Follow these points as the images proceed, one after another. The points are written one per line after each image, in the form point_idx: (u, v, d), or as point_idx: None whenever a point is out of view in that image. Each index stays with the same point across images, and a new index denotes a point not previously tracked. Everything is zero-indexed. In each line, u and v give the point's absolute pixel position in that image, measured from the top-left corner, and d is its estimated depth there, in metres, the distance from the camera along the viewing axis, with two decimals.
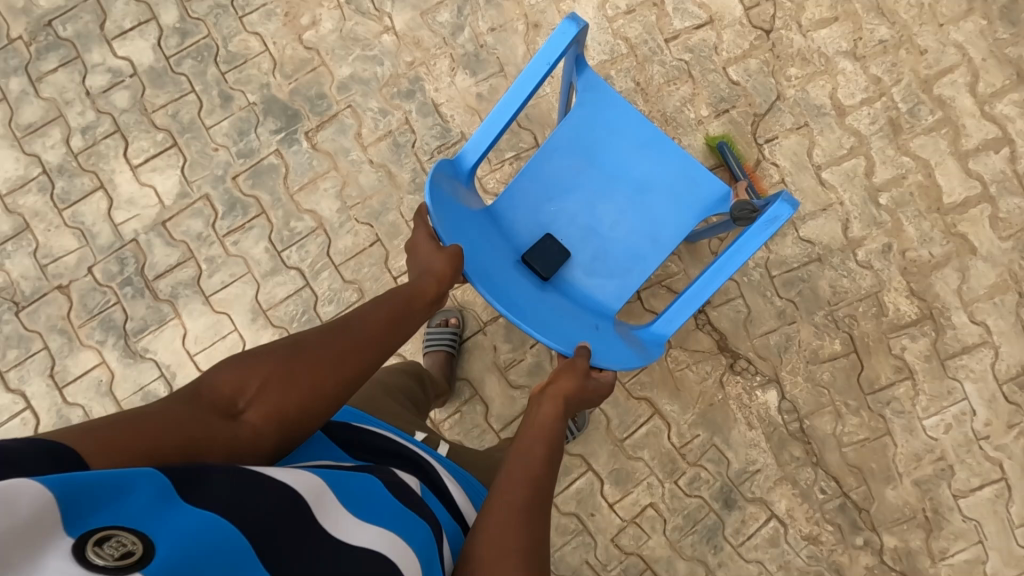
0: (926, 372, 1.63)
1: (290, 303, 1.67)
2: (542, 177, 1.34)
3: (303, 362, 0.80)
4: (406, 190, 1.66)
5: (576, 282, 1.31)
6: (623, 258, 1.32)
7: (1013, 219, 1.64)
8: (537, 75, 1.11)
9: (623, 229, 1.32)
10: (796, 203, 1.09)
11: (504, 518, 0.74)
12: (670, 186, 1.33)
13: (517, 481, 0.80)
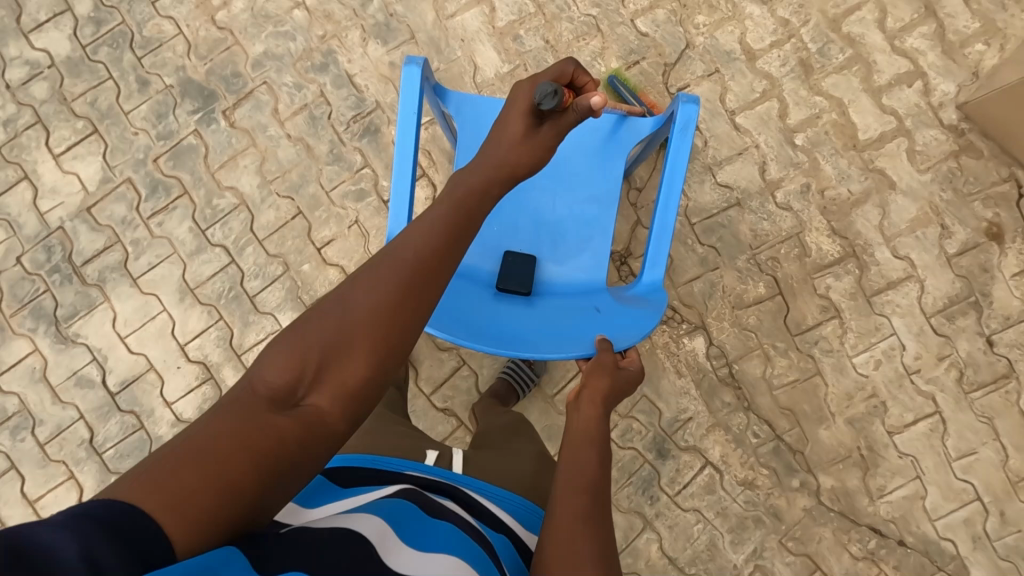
0: (853, 310, 1.62)
1: (216, 280, 1.68)
2: None
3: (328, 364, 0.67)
4: (323, 161, 1.68)
5: (553, 279, 1.29)
6: (582, 233, 1.31)
7: (931, 152, 1.63)
8: (412, 122, 1.10)
9: (564, 209, 1.32)
10: (695, 99, 1.14)
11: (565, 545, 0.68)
12: (578, 147, 1.33)
13: (565, 502, 0.74)
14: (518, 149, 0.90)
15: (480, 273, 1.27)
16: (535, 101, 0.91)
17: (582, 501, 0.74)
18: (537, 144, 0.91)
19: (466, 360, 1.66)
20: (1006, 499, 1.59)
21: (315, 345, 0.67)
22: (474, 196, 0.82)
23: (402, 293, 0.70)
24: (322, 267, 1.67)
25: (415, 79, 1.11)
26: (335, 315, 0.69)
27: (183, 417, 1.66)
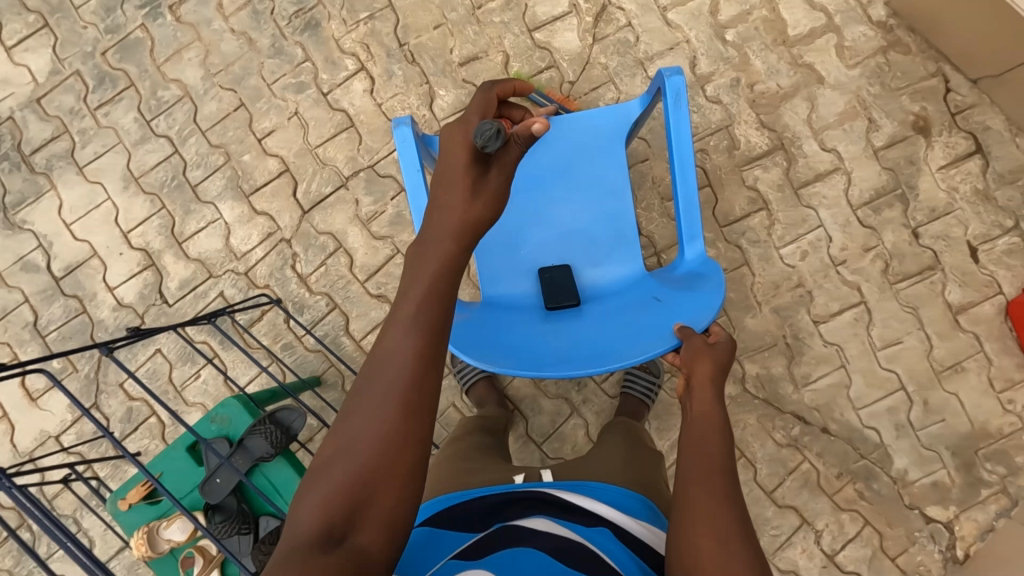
0: (780, 202, 1.64)
1: (159, 170, 1.72)
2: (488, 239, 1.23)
3: (361, 480, 0.66)
4: (265, 55, 1.72)
5: (596, 283, 1.22)
6: (608, 229, 1.24)
7: (859, 47, 1.65)
8: (418, 177, 1.10)
9: (582, 211, 1.24)
10: (678, 69, 1.05)
11: (702, 521, 0.71)
12: (575, 148, 1.24)
13: (694, 485, 0.75)
14: (466, 210, 0.80)
15: (520, 302, 1.20)
16: (478, 146, 0.83)
17: (710, 482, 0.75)
18: (482, 199, 0.81)
19: (400, 248, 1.68)
20: (930, 389, 1.60)
21: (338, 487, 0.66)
22: (441, 275, 0.77)
23: (404, 396, 0.70)
24: (263, 157, 1.71)
25: (408, 137, 1.11)
26: (346, 452, 0.68)
27: (124, 302, 1.70)
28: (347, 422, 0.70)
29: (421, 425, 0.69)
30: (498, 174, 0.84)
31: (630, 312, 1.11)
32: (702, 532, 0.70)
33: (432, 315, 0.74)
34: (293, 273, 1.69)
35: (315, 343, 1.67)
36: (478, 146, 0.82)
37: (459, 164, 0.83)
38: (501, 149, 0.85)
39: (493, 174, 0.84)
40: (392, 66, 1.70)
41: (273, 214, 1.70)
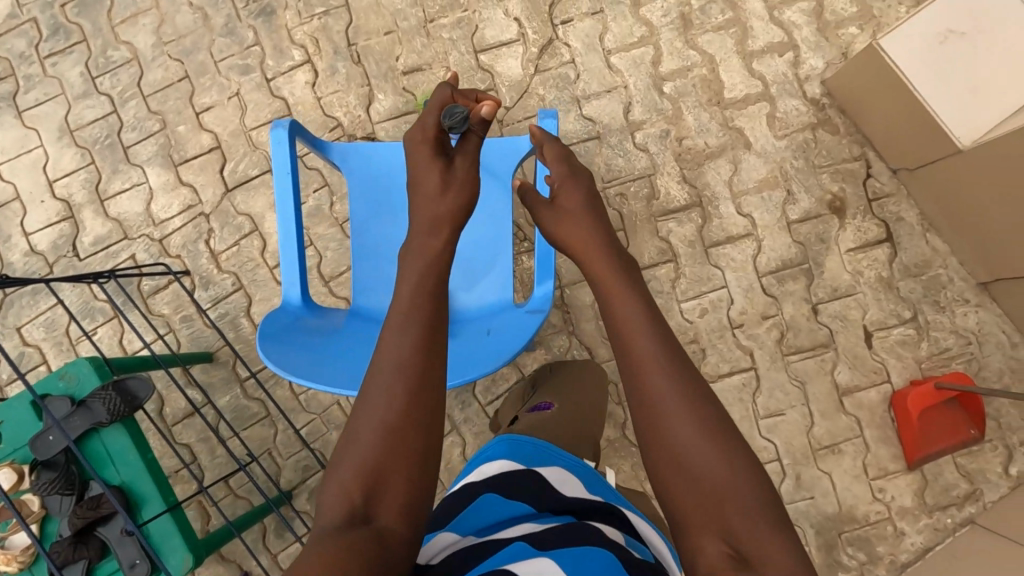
0: (689, 257, 1.66)
1: (95, 126, 1.75)
2: (367, 252, 1.24)
3: (381, 463, 0.66)
4: (218, 33, 1.75)
5: (465, 308, 1.22)
6: (485, 256, 1.24)
7: (790, 120, 1.68)
8: (287, 180, 1.06)
9: (463, 235, 1.25)
10: (553, 112, 1.09)
11: (700, 456, 0.65)
12: None
13: (663, 419, 0.68)
14: (437, 204, 0.85)
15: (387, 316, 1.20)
16: (444, 127, 0.91)
17: (685, 404, 0.68)
18: (450, 189, 0.86)
19: (313, 240, 1.70)
20: (804, 464, 1.61)
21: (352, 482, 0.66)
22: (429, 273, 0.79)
23: (407, 380, 0.70)
24: (196, 130, 1.74)
25: (284, 140, 1.07)
26: (353, 446, 0.68)
27: (37, 248, 1.72)
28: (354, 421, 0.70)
29: (424, 413, 0.69)
30: (465, 162, 0.89)
31: (481, 340, 1.11)
32: (682, 459, 0.66)
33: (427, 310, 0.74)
34: (205, 248, 1.71)
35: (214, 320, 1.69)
36: (445, 127, 0.90)
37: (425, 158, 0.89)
38: (460, 140, 0.92)
39: (456, 164, 0.89)
40: (337, 63, 1.73)
41: (196, 186, 1.72)
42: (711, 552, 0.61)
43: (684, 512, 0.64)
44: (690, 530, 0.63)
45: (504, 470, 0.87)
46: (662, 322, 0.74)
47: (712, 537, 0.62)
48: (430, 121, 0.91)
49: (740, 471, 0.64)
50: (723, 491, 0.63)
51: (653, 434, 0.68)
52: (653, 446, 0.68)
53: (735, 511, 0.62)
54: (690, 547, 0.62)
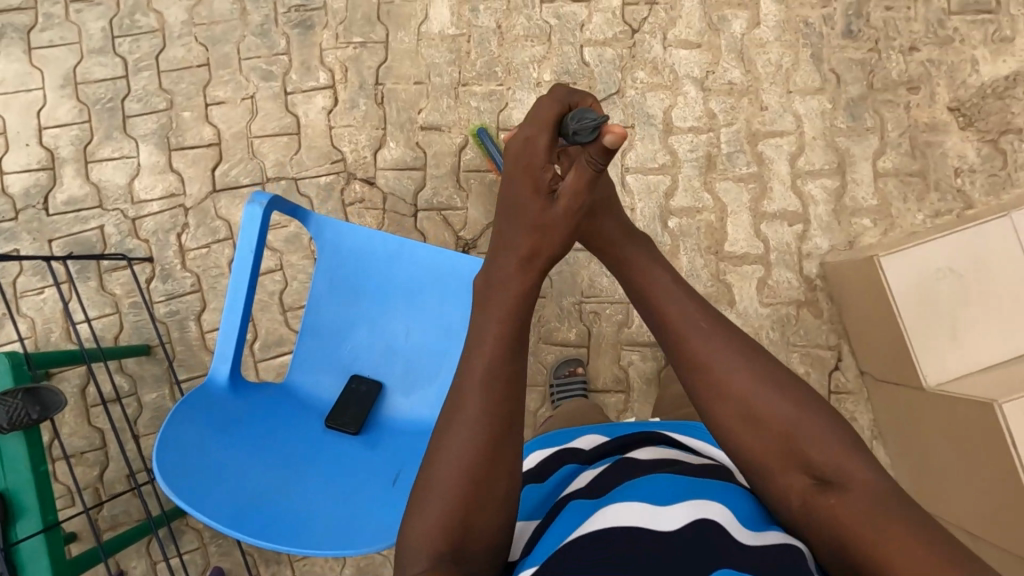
0: (642, 394, 1.65)
1: (102, 86, 1.70)
2: (320, 328, 1.22)
3: (461, 498, 0.70)
4: (251, 31, 1.70)
5: (394, 414, 1.19)
6: (431, 368, 1.20)
7: (779, 291, 1.67)
8: (247, 259, 1.04)
9: (417, 341, 1.21)
10: None
11: (770, 403, 0.75)
12: (439, 282, 1.20)
13: (721, 398, 0.76)
14: (549, 241, 0.78)
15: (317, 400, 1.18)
16: (566, 129, 0.75)
17: (767, 386, 0.75)
18: (557, 211, 0.78)
19: (283, 266, 1.67)
20: None
21: (451, 498, 0.70)
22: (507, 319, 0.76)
23: (485, 426, 0.72)
24: (201, 121, 1.70)
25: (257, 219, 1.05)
26: (435, 487, 0.71)
27: (8, 191, 1.68)
28: (442, 449, 0.73)
29: (509, 419, 0.73)
30: (575, 179, 0.77)
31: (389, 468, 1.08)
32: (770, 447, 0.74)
33: (493, 291, 0.78)
34: (175, 241, 1.67)
35: (163, 315, 1.66)
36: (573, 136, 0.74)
37: (537, 192, 0.76)
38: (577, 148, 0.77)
39: (568, 191, 0.77)
40: (359, 98, 1.70)
41: (184, 177, 1.68)
42: (796, 485, 0.73)
43: (760, 457, 0.75)
44: (771, 471, 0.75)
45: (538, 462, 0.93)
46: (699, 302, 0.82)
47: (796, 473, 0.73)
48: (541, 150, 0.76)
49: (807, 408, 0.75)
50: (794, 426, 0.74)
51: (723, 409, 0.76)
52: (719, 400, 0.76)
53: (812, 444, 0.73)
54: (779, 484, 0.74)
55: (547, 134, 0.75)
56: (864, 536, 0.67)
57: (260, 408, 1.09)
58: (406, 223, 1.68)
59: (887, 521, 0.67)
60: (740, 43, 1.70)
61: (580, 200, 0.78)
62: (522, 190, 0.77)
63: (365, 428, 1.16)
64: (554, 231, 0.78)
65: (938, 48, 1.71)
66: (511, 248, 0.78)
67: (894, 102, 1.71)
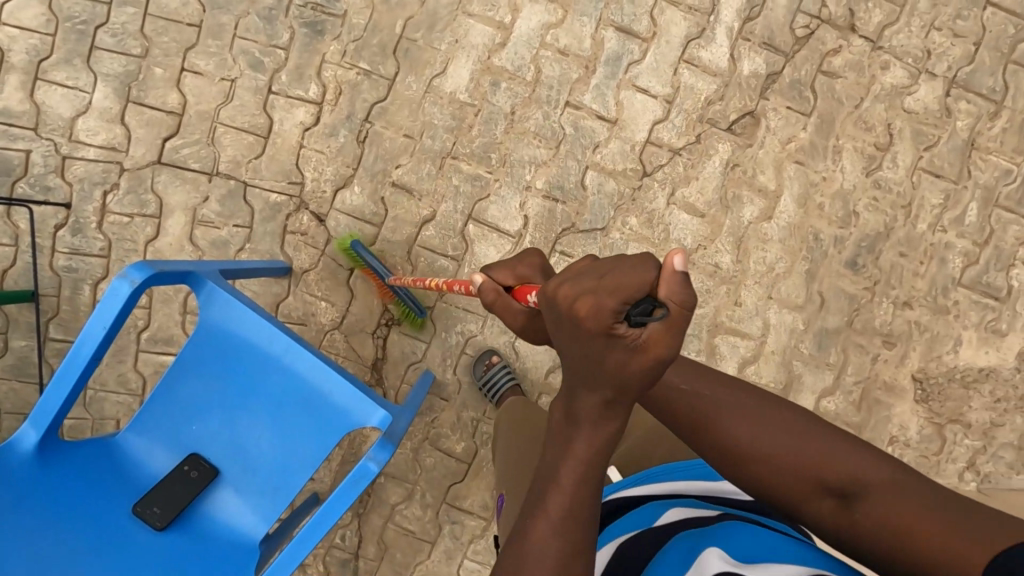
0: None
1: (79, 4, 1.53)
2: (174, 396, 1.15)
3: None
4: (257, 10, 1.55)
5: (216, 511, 1.13)
6: (271, 478, 1.14)
7: None
8: (94, 337, 0.94)
9: (267, 446, 1.14)
10: (380, 460, 0.99)
11: (828, 468, 0.75)
12: (309, 397, 1.13)
13: (768, 463, 0.77)
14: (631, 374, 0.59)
15: (143, 470, 1.12)
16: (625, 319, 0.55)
17: (793, 437, 0.77)
18: (641, 356, 0.57)
19: None
20: None
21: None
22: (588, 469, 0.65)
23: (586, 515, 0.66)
24: (170, 85, 1.55)
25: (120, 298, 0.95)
26: None
27: None
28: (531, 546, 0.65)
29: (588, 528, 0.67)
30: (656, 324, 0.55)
31: None
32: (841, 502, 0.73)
33: (574, 427, 0.65)
34: (98, 198, 1.55)
35: (60, 268, 1.55)
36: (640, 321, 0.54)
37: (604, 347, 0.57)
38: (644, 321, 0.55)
39: (654, 337, 0.55)
40: (341, 128, 1.56)
41: (132, 136, 1.55)
42: (825, 509, 0.75)
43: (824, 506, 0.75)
44: (817, 512, 0.75)
45: None
46: (719, 378, 0.84)
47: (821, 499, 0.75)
48: (596, 288, 0.55)
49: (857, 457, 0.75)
50: (822, 462, 0.75)
51: (785, 477, 0.77)
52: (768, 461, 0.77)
53: (874, 482, 0.72)
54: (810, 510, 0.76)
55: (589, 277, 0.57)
56: (919, 526, 0.66)
57: (71, 472, 1.05)
58: (339, 275, 1.58)
59: (934, 511, 0.67)
60: (743, 230, 1.61)
61: (673, 340, 0.55)
62: (600, 352, 0.58)
63: (173, 523, 1.10)
64: (632, 383, 0.59)
65: (931, 314, 1.63)
66: (598, 391, 0.61)
67: (865, 349, 1.63)
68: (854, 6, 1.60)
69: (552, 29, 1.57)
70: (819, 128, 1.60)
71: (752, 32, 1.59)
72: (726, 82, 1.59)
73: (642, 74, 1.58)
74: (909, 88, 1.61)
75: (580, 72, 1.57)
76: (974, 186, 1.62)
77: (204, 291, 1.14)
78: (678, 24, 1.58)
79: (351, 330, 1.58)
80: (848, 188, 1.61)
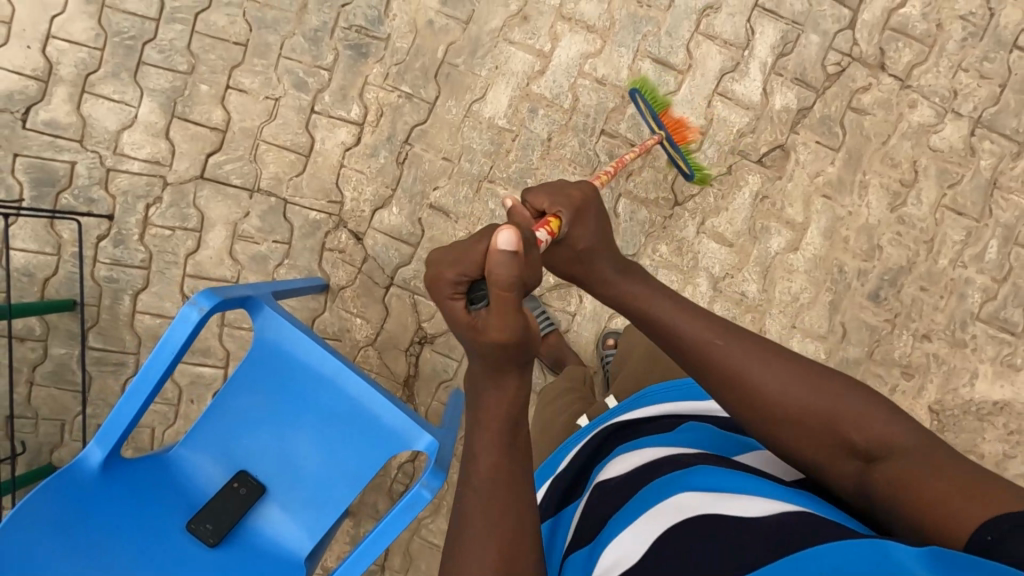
0: None
1: (128, 19, 1.56)
2: (225, 412, 1.18)
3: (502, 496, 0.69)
4: (303, 31, 1.58)
5: (264, 525, 1.17)
6: (319, 494, 1.18)
7: None
8: (162, 362, 0.98)
9: (314, 464, 1.18)
10: (434, 486, 1.02)
11: (832, 424, 0.75)
12: (357, 417, 1.16)
13: (794, 419, 0.76)
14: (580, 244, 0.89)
15: (194, 484, 1.16)
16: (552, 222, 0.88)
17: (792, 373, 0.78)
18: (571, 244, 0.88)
19: (238, 280, 1.60)
20: None
21: (495, 545, 0.67)
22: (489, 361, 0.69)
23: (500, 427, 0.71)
24: (215, 101, 1.58)
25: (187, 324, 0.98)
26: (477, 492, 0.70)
27: None
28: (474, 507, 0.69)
29: (526, 482, 0.71)
30: (487, 304, 0.66)
31: None
32: (822, 437, 0.75)
33: (485, 392, 0.72)
34: (141, 210, 1.58)
35: (102, 278, 1.58)
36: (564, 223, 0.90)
37: (453, 314, 0.69)
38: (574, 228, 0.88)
39: (489, 318, 0.66)
40: (381, 149, 1.60)
41: (175, 150, 1.58)
42: (849, 470, 0.75)
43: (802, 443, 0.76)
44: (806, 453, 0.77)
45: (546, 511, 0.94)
46: (704, 315, 0.83)
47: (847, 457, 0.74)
48: (442, 263, 0.69)
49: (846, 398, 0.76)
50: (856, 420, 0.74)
51: (793, 433, 0.76)
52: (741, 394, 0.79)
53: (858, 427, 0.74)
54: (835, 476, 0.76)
55: (444, 251, 0.69)
56: (923, 490, 0.67)
57: (129, 488, 1.09)
58: (375, 292, 1.61)
59: (940, 475, 0.67)
60: (769, 261, 1.65)
61: (505, 321, 0.65)
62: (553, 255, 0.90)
63: (226, 537, 1.14)
64: (493, 354, 0.68)
65: (949, 347, 1.68)
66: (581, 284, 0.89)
67: (883, 379, 1.68)
68: (885, 45, 1.64)
69: (590, 59, 1.61)
70: (847, 163, 1.64)
71: (785, 67, 1.63)
72: (758, 116, 1.63)
73: (677, 106, 1.62)
74: (936, 127, 1.65)
75: (617, 102, 1.61)
76: (995, 224, 1.67)
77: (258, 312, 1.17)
78: (713, 57, 1.62)
79: (384, 347, 1.62)
80: (873, 223, 1.65)
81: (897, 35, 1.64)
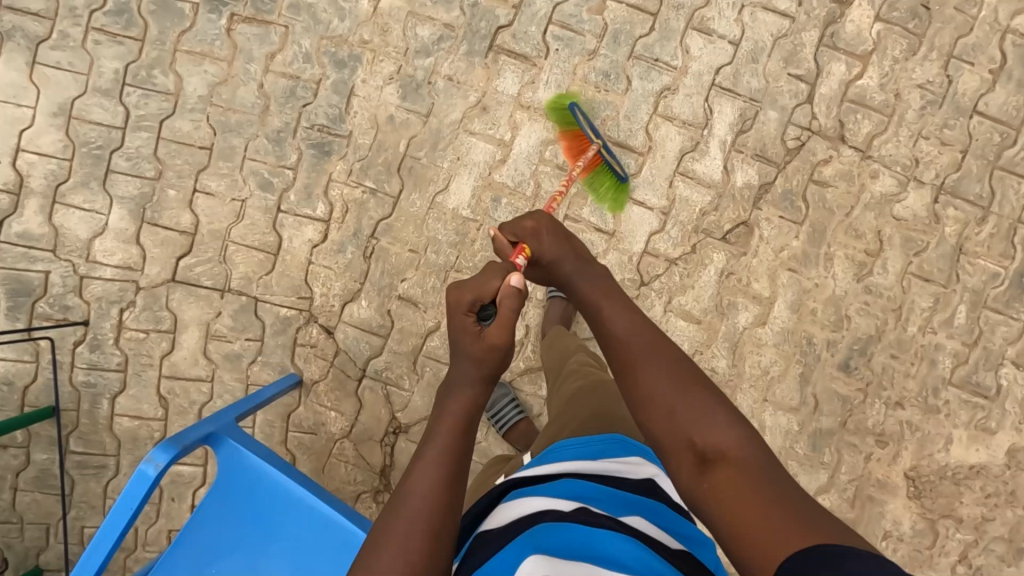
0: None
1: (95, 130, 1.59)
2: (193, 543, 1.17)
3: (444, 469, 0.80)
4: (266, 133, 1.61)
5: None
6: None
7: None
8: (124, 515, 1.01)
9: None
10: None
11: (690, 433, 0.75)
12: (325, 538, 1.18)
13: (660, 422, 0.78)
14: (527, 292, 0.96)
15: None
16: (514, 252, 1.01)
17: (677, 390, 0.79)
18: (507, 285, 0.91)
19: (213, 379, 1.63)
20: None
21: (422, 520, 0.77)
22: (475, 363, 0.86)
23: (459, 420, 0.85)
24: (183, 205, 1.61)
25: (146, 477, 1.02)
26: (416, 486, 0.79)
27: None
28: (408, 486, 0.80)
29: (463, 477, 0.82)
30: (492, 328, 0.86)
31: None
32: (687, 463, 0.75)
33: (450, 397, 0.87)
34: (116, 315, 1.61)
35: (80, 383, 1.61)
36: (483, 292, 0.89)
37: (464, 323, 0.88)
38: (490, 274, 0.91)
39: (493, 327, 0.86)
40: (348, 244, 1.62)
41: (146, 255, 1.61)
42: (692, 473, 0.74)
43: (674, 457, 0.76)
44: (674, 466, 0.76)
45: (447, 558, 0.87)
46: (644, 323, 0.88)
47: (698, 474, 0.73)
48: (466, 287, 0.89)
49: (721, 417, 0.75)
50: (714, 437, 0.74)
51: (666, 426, 0.77)
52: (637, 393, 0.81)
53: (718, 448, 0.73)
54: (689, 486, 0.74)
55: (474, 279, 0.90)
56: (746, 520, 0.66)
57: None
58: (348, 385, 1.64)
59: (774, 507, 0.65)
60: (737, 336, 1.66)
61: (499, 345, 0.86)
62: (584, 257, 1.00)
63: None
64: (486, 358, 0.86)
65: (922, 413, 1.68)
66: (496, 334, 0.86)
67: (857, 448, 1.69)
68: (844, 117, 1.65)
69: (551, 146, 1.63)
70: (811, 236, 1.65)
71: (745, 144, 1.64)
72: (720, 194, 1.64)
73: (639, 188, 1.64)
74: (898, 195, 1.66)
75: (579, 187, 1.63)
76: (962, 290, 1.67)
77: (219, 442, 1.22)
78: (672, 138, 1.63)
79: (360, 439, 1.64)
80: (839, 294, 1.66)
81: (856, 107, 1.65)
